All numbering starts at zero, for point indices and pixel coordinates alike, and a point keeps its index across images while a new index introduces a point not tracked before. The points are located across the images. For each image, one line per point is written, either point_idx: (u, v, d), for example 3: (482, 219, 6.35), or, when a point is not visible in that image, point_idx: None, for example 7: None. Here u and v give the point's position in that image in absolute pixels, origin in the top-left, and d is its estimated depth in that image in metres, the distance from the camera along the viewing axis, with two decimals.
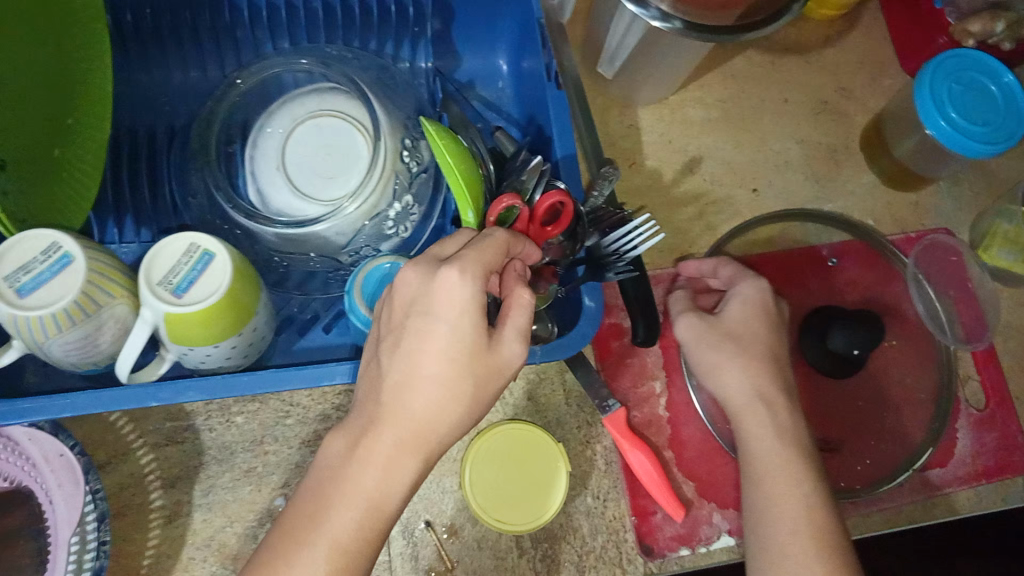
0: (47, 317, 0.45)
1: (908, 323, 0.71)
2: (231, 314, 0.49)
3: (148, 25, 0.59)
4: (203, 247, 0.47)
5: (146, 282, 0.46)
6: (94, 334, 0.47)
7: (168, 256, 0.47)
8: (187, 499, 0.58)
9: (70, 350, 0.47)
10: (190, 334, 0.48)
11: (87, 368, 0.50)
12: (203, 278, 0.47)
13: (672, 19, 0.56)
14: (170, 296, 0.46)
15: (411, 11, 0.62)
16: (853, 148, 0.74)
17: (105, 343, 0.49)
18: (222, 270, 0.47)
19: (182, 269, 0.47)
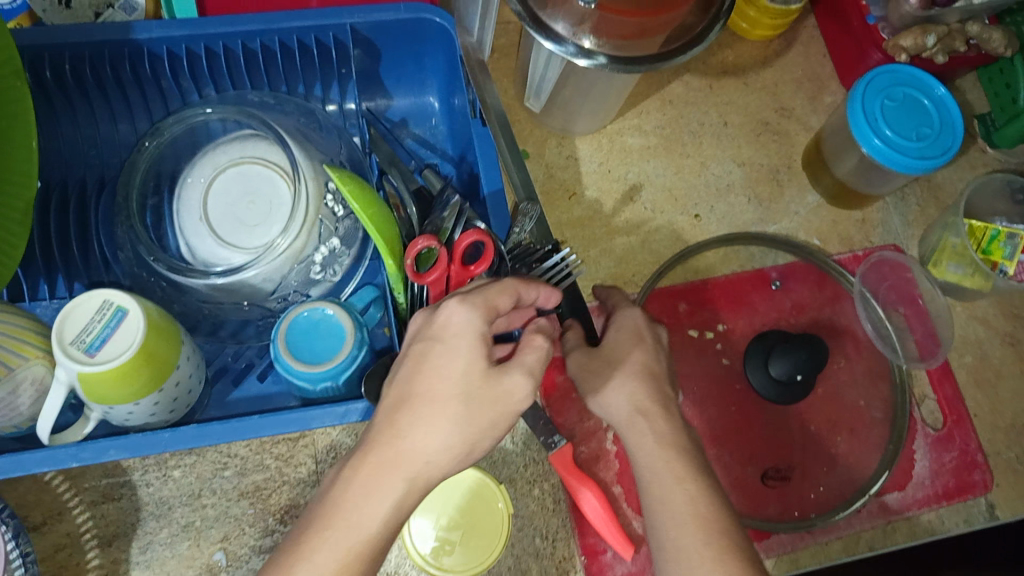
0: None
1: (858, 343, 0.70)
2: (149, 370, 0.48)
3: (70, 80, 0.59)
4: (116, 303, 0.47)
5: (59, 342, 0.46)
6: (9, 396, 0.47)
7: (80, 315, 0.47)
8: (125, 558, 0.57)
9: None
10: (107, 393, 0.47)
11: (11, 431, 0.49)
12: (117, 335, 0.47)
13: (594, 54, 0.56)
14: (83, 356, 0.46)
15: (334, 53, 0.62)
16: (795, 168, 0.73)
17: (23, 405, 0.48)
18: (135, 326, 0.47)
19: (95, 327, 0.47)
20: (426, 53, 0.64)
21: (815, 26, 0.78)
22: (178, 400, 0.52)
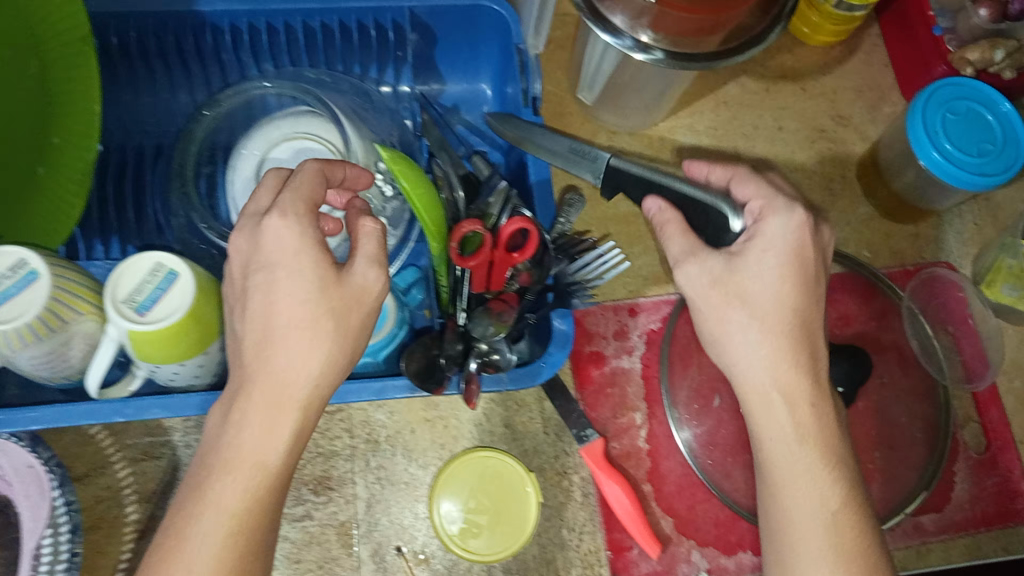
0: (12, 333, 0.45)
1: (905, 361, 0.68)
2: (195, 333, 0.49)
3: (135, 49, 0.60)
4: (168, 266, 0.48)
5: (112, 300, 0.47)
6: (61, 349, 0.48)
7: (134, 275, 0.48)
8: (162, 514, 0.59)
9: (39, 364, 0.49)
10: (154, 353, 0.48)
11: (59, 381, 0.51)
12: (167, 296, 0.48)
13: (652, 49, 0.56)
14: (133, 314, 0.47)
15: (392, 36, 0.62)
16: (849, 178, 0.73)
17: (74, 358, 0.50)
18: (185, 289, 0.48)
19: (146, 288, 0.48)
20: (482, 40, 0.64)
21: (879, 35, 0.76)
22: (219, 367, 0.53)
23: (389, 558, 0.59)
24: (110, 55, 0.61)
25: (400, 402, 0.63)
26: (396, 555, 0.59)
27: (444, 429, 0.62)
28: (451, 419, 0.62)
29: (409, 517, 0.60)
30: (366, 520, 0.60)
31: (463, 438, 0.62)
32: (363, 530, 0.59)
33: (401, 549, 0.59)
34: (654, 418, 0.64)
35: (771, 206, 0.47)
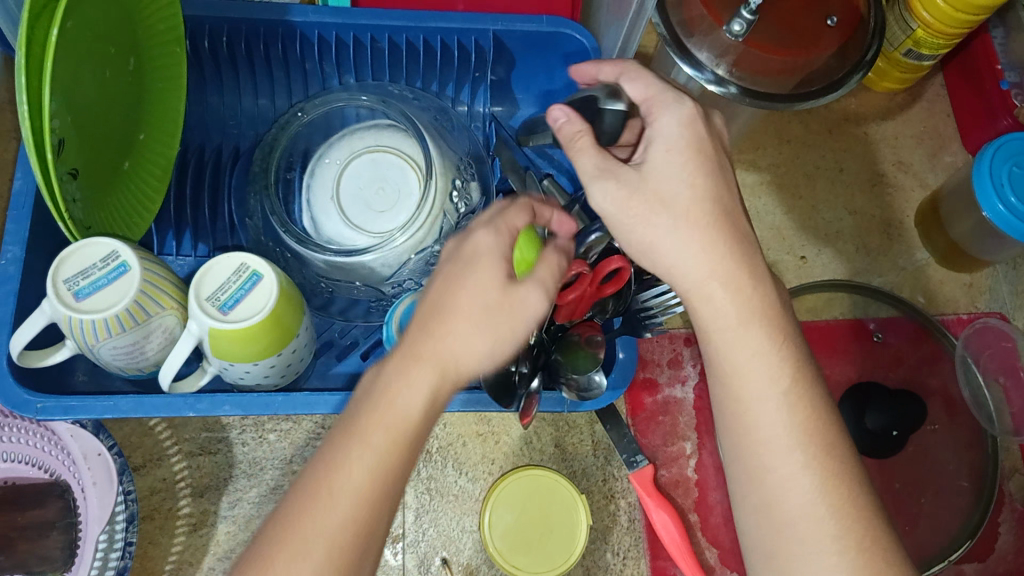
0: (100, 322, 0.46)
1: (953, 408, 0.69)
2: (272, 335, 0.50)
3: (224, 52, 0.62)
4: (252, 267, 0.49)
5: (196, 296, 0.48)
6: (142, 341, 0.49)
7: (218, 273, 0.49)
8: (213, 510, 0.59)
9: (119, 354, 0.49)
10: (231, 350, 0.49)
11: (133, 372, 0.52)
12: (249, 297, 0.49)
13: (726, 83, 0.56)
14: (217, 312, 0.48)
15: (473, 57, 0.64)
16: (907, 224, 0.73)
17: (151, 350, 0.51)
18: (268, 291, 0.49)
19: (231, 286, 0.49)
20: (559, 65, 0.65)
21: (942, 85, 0.77)
22: (288, 370, 0.54)
23: (434, 569, 0.59)
24: (200, 57, 0.62)
25: (453, 415, 0.63)
26: (441, 566, 0.60)
27: (495, 445, 0.63)
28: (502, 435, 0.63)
29: (456, 529, 0.61)
30: (415, 530, 0.60)
31: (513, 455, 0.63)
32: (411, 539, 0.60)
33: (446, 560, 0.60)
34: (703, 448, 0.64)
35: (660, 99, 0.45)
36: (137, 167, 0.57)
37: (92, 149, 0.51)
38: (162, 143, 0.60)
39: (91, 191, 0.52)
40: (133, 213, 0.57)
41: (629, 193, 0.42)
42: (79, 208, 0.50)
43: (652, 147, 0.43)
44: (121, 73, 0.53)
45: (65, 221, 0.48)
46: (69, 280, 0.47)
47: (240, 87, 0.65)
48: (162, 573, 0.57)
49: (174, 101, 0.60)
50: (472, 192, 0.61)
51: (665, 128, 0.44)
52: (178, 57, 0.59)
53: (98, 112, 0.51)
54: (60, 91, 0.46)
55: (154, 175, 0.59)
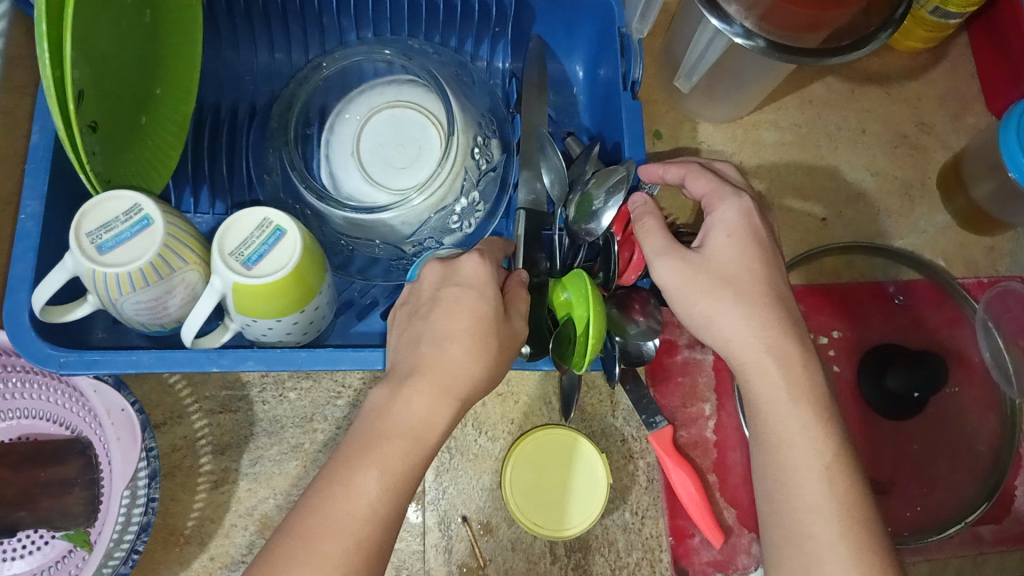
0: (123, 275, 0.46)
1: (972, 371, 0.69)
2: (296, 290, 0.49)
3: (240, 5, 0.61)
4: (275, 222, 0.48)
5: (219, 251, 0.47)
6: (164, 296, 0.49)
7: (241, 228, 0.48)
8: (235, 467, 0.59)
9: (141, 309, 0.49)
10: (254, 307, 0.49)
11: (155, 329, 0.52)
12: (273, 252, 0.48)
13: (755, 37, 0.55)
14: (240, 267, 0.48)
15: (494, 11, 0.63)
16: (928, 186, 0.72)
17: (173, 306, 0.50)
18: (292, 246, 0.48)
19: (254, 242, 0.48)
20: (581, 20, 0.64)
21: (966, 45, 0.76)
22: (309, 326, 0.54)
23: (455, 526, 0.60)
24: (215, 9, 0.61)
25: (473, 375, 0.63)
26: (461, 523, 0.60)
27: (515, 404, 0.63)
28: (522, 395, 0.63)
29: (476, 487, 0.61)
30: (434, 487, 0.60)
31: (532, 415, 0.62)
32: (431, 497, 0.60)
33: (466, 518, 0.60)
34: (722, 409, 0.64)
35: (717, 192, 0.49)
36: (154, 122, 0.56)
37: (110, 104, 0.51)
38: (178, 97, 0.59)
39: (105, 150, 0.51)
40: (151, 169, 0.57)
41: (692, 268, 0.47)
42: (97, 160, 0.49)
43: (711, 235, 0.48)
44: (137, 22, 0.52)
45: (87, 174, 0.48)
46: (92, 233, 0.46)
47: (257, 41, 0.64)
48: (186, 530, 0.57)
49: (190, 53, 0.59)
50: (493, 150, 0.60)
51: (725, 216, 0.48)
52: (190, 8, 0.57)
53: (115, 64, 0.50)
54: (79, 40, 0.45)
55: (170, 131, 0.58)
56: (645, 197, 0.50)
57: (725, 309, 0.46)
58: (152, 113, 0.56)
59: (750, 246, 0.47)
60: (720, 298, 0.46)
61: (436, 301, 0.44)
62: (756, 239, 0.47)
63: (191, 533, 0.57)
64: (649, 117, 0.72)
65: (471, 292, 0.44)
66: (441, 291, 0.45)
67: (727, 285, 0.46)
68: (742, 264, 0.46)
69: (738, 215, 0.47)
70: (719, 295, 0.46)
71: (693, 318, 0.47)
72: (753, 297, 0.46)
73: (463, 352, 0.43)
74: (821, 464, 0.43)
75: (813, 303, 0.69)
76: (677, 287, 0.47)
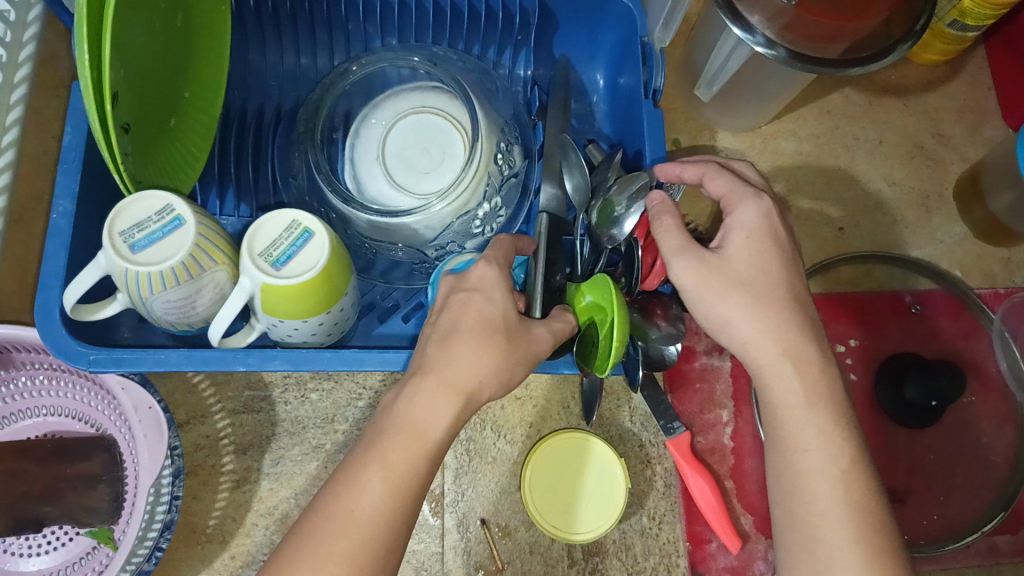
0: (155, 274, 0.47)
1: (990, 381, 0.69)
2: (323, 291, 0.50)
3: (268, 10, 0.62)
4: (304, 224, 0.49)
5: (249, 252, 0.48)
6: (194, 295, 0.49)
7: (270, 230, 0.49)
8: (256, 467, 0.59)
9: (171, 308, 0.50)
10: (281, 307, 0.50)
11: (182, 328, 0.53)
12: (302, 253, 0.49)
13: (776, 46, 0.56)
14: (269, 268, 0.48)
15: (518, 19, 0.64)
16: (945, 197, 0.73)
17: (202, 306, 0.51)
18: (320, 248, 0.49)
19: (282, 243, 0.49)
20: (604, 28, 0.65)
21: (984, 58, 0.76)
22: (333, 327, 0.55)
23: (473, 529, 0.60)
24: (243, 14, 0.62)
25: None
26: (479, 526, 0.60)
27: (534, 408, 0.63)
28: (541, 399, 0.63)
29: (495, 490, 0.61)
30: (453, 490, 0.61)
31: (551, 419, 0.63)
32: (449, 499, 0.61)
33: (484, 521, 0.60)
34: (740, 416, 0.65)
35: (737, 192, 0.49)
36: (183, 124, 0.57)
37: (143, 106, 0.51)
38: (206, 100, 0.60)
39: (137, 150, 0.51)
40: (179, 171, 0.58)
41: (707, 270, 0.47)
42: (129, 161, 0.50)
43: (729, 236, 0.48)
44: (170, 26, 0.53)
45: (121, 174, 0.48)
46: (125, 233, 0.47)
47: (283, 46, 0.65)
48: (207, 529, 0.58)
49: (219, 57, 0.60)
50: (515, 156, 0.61)
51: (743, 217, 0.48)
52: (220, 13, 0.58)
53: (148, 67, 0.51)
54: (116, 43, 0.46)
55: (198, 134, 0.59)
56: (664, 195, 0.50)
57: (741, 310, 0.46)
58: (181, 116, 0.57)
59: (768, 248, 0.47)
60: (736, 298, 0.46)
61: (463, 305, 0.45)
62: (774, 241, 0.47)
63: (212, 532, 0.58)
64: (667, 126, 0.72)
65: (478, 295, 0.45)
66: (467, 294, 0.45)
67: (745, 286, 0.46)
68: (758, 266, 0.46)
69: (757, 217, 0.47)
70: (736, 296, 0.46)
71: (710, 319, 0.48)
72: (777, 302, 0.46)
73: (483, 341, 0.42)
74: (843, 469, 0.43)
75: (830, 312, 0.70)
76: (692, 286, 0.47)
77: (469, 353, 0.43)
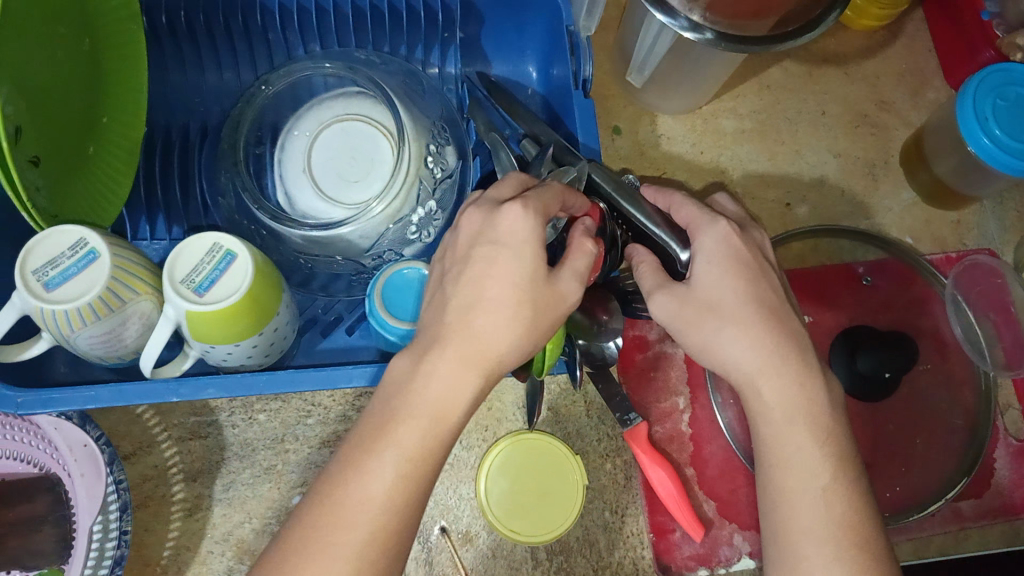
0: (73, 311, 0.45)
1: (947, 349, 0.68)
2: (252, 313, 0.49)
3: (183, 26, 0.61)
4: (226, 247, 0.48)
5: (170, 280, 0.47)
6: (118, 328, 0.48)
7: (191, 255, 0.48)
8: (208, 494, 0.58)
9: (96, 343, 0.48)
10: (210, 334, 0.48)
11: (113, 361, 0.52)
12: (225, 277, 0.48)
13: (702, 29, 0.55)
14: (192, 295, 0.47)
15: (441, 16, 0.63)
16: (891, 164, 0.72)
17: (130, 337, 0.50)
18: (243, 270, 0.48)
19: (204, 268, 0.48)
20: (529, 21, 0.64)
21: (922, 19, 0.76)
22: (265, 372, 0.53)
23: (433, 538, 0.59)
24: (158, 33, 0.61)
25: None
26: (440, 535, 0.59)
27: (488, 411, 0.62)
28: (494, 401, 0.62)
29: (453, 498, 0.60)
30: None
31: (506, 421, 0.62)
32: None
33: (445, 529, 0.59)
34: (697, 402, 0.64)
35: (697, 222, 0.50)
36: (102, 152, 0.56)
37: (54, 138, 0.50)
38: (128, 124, 0.58)
39: (51, 185, 0.50)
40: (103, 200, 0.56)
41: (680, 301, 0.47)
42: (43, 197, 0.49)
43: (695, 264, 0.48)
44: (76, 51, 0.51)
45: (30, 213, 0.47)
46: (38, 271, 0.46)
47: (203, 63, 0.64)
48: (161, 560, 0.57)
49: (136, 79, 0.58)
50: (448, 157, 0.60)
51: (706, 245, 0.49)
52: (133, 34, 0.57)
53: (54, 98, 0.49)
54: (14, 76, 0.45)
55: (120, 160, 0.58)
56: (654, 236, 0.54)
57: (731, 338, 0.46)
58: (100, 143, 0.56)
59: (732, 268, 0.48)
60: (706, 324, 0.46)
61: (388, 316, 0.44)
62: (738, 263, 0.48)
63: (167, 563, 0.57)
64: (606, 113, 0.71)
65: None
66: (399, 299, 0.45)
67: (712, 311, 0.47)
68: (724, 288, 0.47)
69: (717, 244, 0.48)
70: (709, 320, 0.47)
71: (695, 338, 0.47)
72: None
73: (487, 328, 0.41)
74: None
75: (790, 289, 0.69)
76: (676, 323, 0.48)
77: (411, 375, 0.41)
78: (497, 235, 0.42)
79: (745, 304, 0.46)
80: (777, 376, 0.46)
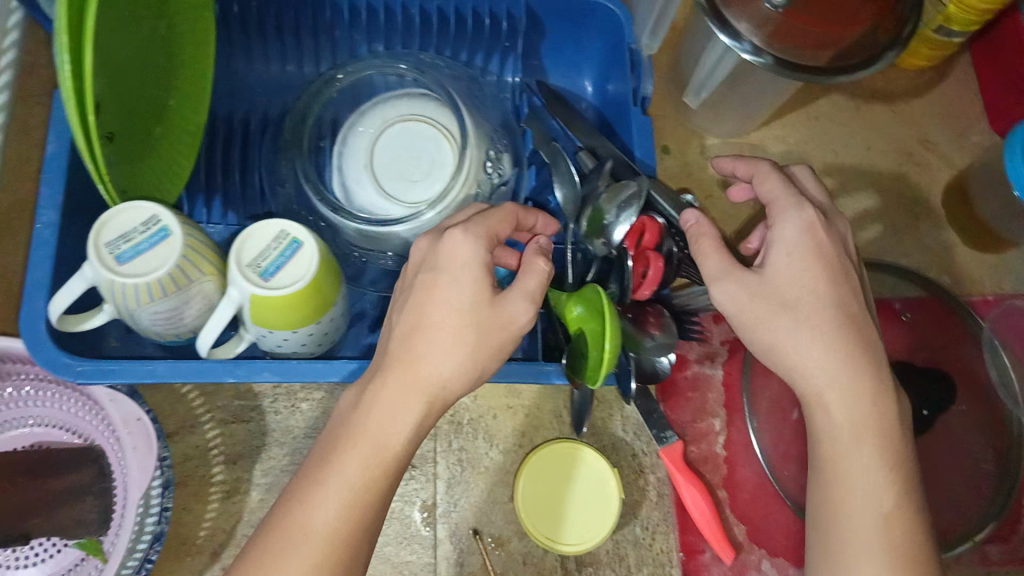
0: (142, 286, 0.46)
1: (983, 392, 0.68)
2: (312, 301, 0.50)
3: (253, 17, 0.62)
4: (293, 234, 0.49)
5: (237, 262, 0.48)
6: (181, 306, 0.49)
7: (259, 239, 0.49)
8: (247, 478, 0.59)
9: (158, 320, 0.49)
10: (270, 318, 0.49)
11: (170, 338, 0.52)
12: (290, 264, 0.49)
13: (763, 54, 0.56)
14: (257, 279, 0.48)
15: (505, 26, 0.64)
16: (933, 204, 0.73)
17: (190, 317, 0.51)
18: (309, 258, 0.49)
19: (271, 253, 0.49)
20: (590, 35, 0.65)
21: (970, 64, 0.77)
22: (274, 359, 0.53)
23: (465, 540, 0.60)
24: (228, 22, 0.62)
25: (484, 389, 0.63)
26: (471, 537, 0.60)
27: (526, 417, 0.63)
28: (532, 408, 0.63)
29: (488, 501, 0.61)
30: (445, 500, 0.60)
31: (543, 429, 0.63)
32: (442, 509, 0.60)
33: (476, 531, 0.60)
34: (732, 425, 0.65)
35: (779, 206, 0.48)
36: (166, 135, 0.57)
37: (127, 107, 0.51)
38: (191, 110, 0.59)
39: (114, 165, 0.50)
40: (162, 183, 0.57)
41: (749, 295, 0.46)
42: (114, 171, 0.50)
43: (772, 253, 0.47)
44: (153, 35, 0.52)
45: (105, 184, 0.48)
46: (111, 244, 0.46)
47: (268, 54, 0.65)
48: (198, 540, 0.57)
49: (204, 67, 0.60)
50: (505, 164, 0.61)
51: (785, 235, 0.47)
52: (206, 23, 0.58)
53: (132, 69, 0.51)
54: (100, 51, 0.46)
55: (184, 144, 0.59)
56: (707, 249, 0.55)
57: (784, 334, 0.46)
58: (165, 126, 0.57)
59: (813, 265, 0.46)
60: (781, 320, 0.46)
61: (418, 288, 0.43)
62: (820, 257, 0.46)
63: (203, 543, 0.57)
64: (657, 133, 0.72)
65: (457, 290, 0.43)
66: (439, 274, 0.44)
67: (785, 310, 0.46)
68: (799, 283, 0.46)
69: (798, 235, 0.47)
70: (777, 321, 0.46)
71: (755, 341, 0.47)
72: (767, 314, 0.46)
73: (430, 353, 0.42)
74: None
75: None
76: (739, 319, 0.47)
77: (396, 387, 0.42)
78: (443, 259, 0.43)
79: (821, 305, 0.45)
80: (832, 399, 0.45)
